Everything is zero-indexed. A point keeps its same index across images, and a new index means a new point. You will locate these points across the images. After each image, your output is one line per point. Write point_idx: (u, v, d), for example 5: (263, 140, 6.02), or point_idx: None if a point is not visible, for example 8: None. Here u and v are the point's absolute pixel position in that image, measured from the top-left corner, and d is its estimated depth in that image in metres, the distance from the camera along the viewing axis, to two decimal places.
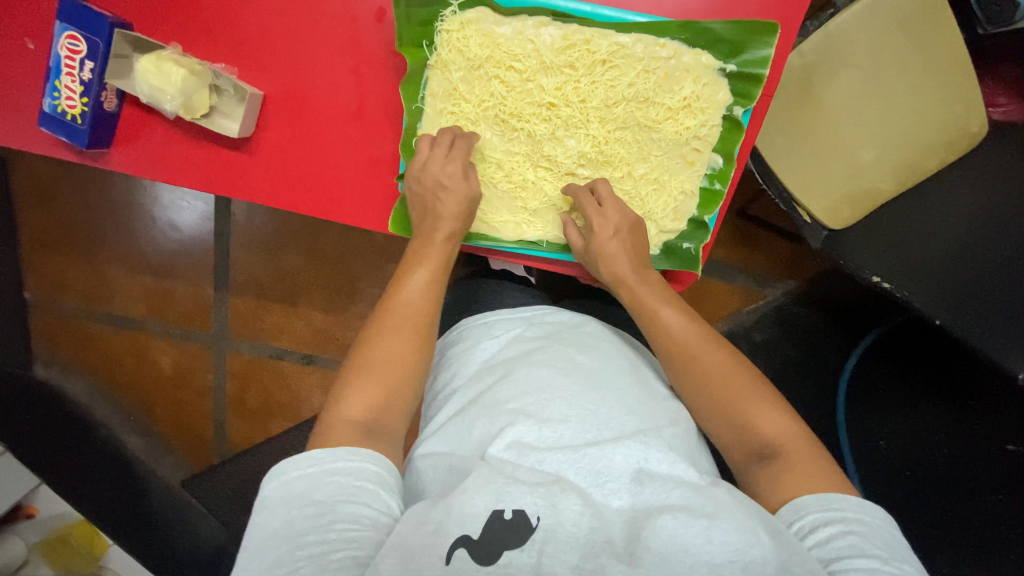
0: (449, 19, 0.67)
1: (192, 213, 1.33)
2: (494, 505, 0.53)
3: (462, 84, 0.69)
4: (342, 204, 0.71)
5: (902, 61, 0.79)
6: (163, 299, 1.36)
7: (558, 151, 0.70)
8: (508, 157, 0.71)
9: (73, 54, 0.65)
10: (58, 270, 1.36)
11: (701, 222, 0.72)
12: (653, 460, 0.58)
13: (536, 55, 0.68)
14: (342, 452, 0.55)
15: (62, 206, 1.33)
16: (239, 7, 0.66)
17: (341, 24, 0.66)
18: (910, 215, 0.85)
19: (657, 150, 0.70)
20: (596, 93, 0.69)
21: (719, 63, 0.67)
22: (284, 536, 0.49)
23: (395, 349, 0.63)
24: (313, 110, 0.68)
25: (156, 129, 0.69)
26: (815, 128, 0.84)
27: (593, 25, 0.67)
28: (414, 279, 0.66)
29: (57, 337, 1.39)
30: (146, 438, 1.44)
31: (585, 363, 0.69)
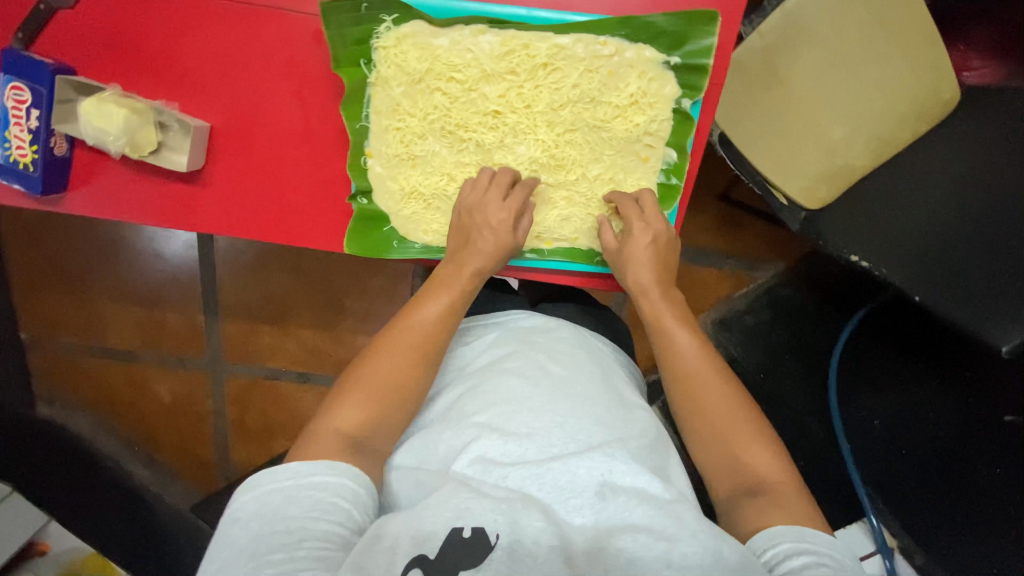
0: (385, 36, 0.67)
1: (175, 242, 1.33)
2: (453, 523, 0.54)
3: (405, 99, 0.69)
4: (298, 229, 0.73)
5: (861, 35, 0.78)
6: (155, 329, 1.37)
7: (508, 159, 0.71)
8: (459, 168, 0.71)
9: (19, 104, 0.66)
10: (49, 308, 1.37)
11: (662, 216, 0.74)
12: (617, 472, 0.60)
13: (477, 65, 0.68)
14: (322, 465, 0.56)
15: (46, 245, 1.33)
16: (177, 42, 0.67)
17: (279, 50, 0.68)
18: (887, 191, 0.84)
19: (610, 149, 0.71)
20: (541, 98, 0.69)
21: (663, 56, 0.68)
22: (253, 553, 0.50)
23: (394, 370, 0.63)
24: (261, 139, 0.70)
25: (110, 170, 0.71)
26: (773, 109, 0.83)
27: (531, 29, 0.67)
28: (433, 306, 0.66)
29: (56, 374, 1.41)
30: (153, 466, 1.46)
31: (555, 373, 0.70)
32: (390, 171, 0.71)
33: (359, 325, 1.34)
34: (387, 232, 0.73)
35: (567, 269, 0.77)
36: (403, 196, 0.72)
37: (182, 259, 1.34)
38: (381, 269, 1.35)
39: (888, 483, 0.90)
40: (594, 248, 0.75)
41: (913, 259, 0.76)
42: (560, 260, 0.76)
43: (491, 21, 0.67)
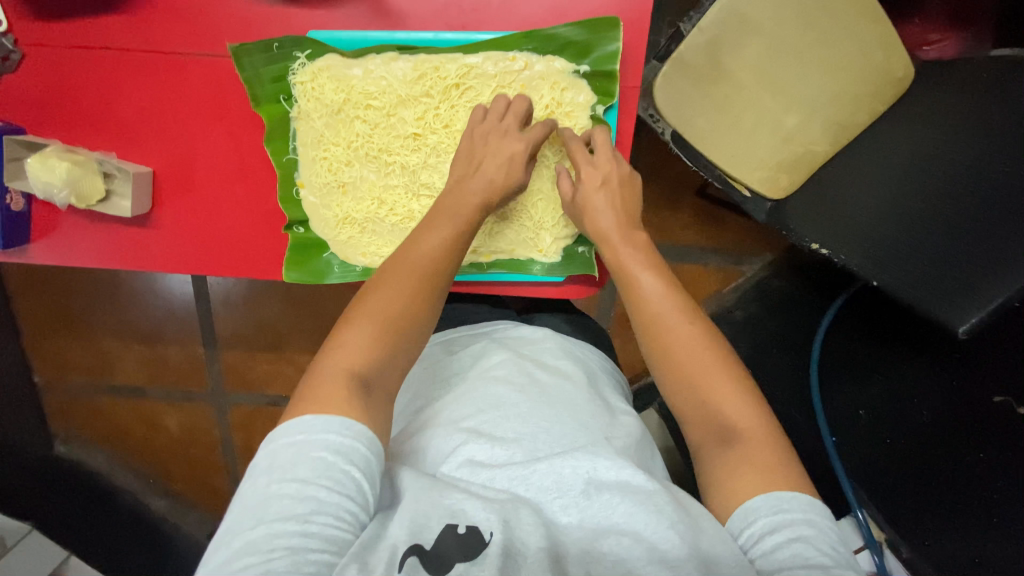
0: (301, 71, 0.70)
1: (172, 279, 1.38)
2: (450, 519, 0.51)
3: (328, 130, 0.72)
4: (247, 261, 0.75)
5: (797, 21, 0.76)
6: (159, 364, 1.42)
7: (435, 178, 0.72)
8: (388, 192, 0.73)
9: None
10: (59, 352, 1.43)
11: None
12: (601, 471, 0.56)
13: (392, 91, 0.70)
14: (338, 424, 0.51)
15: (50, 292, 1.39)
16: (112, 94, 0.71)
17: (207, 93, 0.71)
18: (850, 177, 0.82)
19: (533, 160, 0.73)
20: (458, 117, 0.71)
21: (573, 65, 0.69)
22: (260, 518, 0.47)
23: (404, 299, 0.59)
24: (200, 178, 0.73)
25: (68, 220, 0.75)
26: (715, 104, 0.81)
27: (440, 52, 0.69)
28: (434, 239, 0.63)
29: (71, 414, 1.47)
30: (169, 498, 1.51)
31: (542, 379, 0.67)
32: (323, 200, 0.74)
33: None
34: (328, 257, 0.75)
35: (509, 281, 0.78)
36: (337, 223, 0.74)
37: (177, 294, 1.37)
38: None
39: (876, 476, 0.89)
40: (533, 256, 0.76)
41: (872, 242, 0.75)
42: (500, 271, 0.77)
43: (399, 48, 0.69)
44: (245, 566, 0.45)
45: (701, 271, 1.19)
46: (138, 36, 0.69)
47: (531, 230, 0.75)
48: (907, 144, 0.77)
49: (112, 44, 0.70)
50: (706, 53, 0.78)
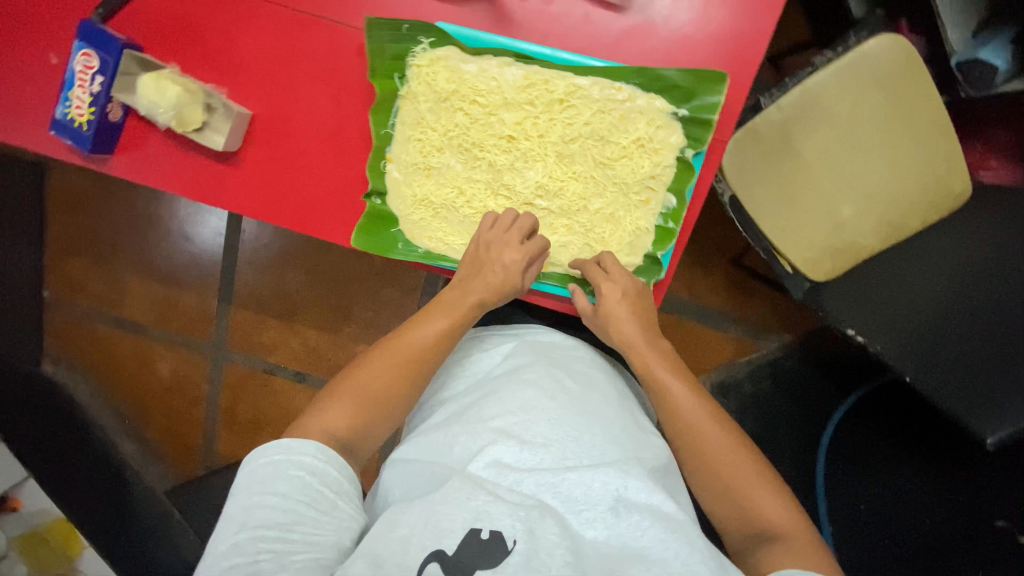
0: (420, 55, 0.73)
1: (205, 228, 1.36)
2: (472, 524, 0.53)
3: (429, 114, 0.75)
4: (318, 219, 0.77)
5: (874, 121, 0.81)
6: (168, 307, 1.40)
7: (517, 181, 0.75)
8: (469, 184, 0.76)
9: (86, 69, 0.72)
10: (74, 274, 1.42)
11: (654, 257, 0.74)
12: (628, 494, 0.57)
13: (499, 92, 0.74)
14: (313, 448, 0.57)
15: (85, 213, 1.40)
16: (237, 36, 0.75)
17: (326, 55, 0.74)
18: (895, 271, 0.84)
19: (612, 187, 0.74)
20: (554, 130, 0.74)
21: (672, 107, 0.71)
22: (243, 523, 0.53)
23: (391, 379, 0.65)
24: (295, 131, 0.76)
25: (154, 141, 0.76)
26: (784, 179, 0.84)
27: (553, 67, 0.72)
28: (429, 326, 0.68)
29: (69, 338, 1.46)
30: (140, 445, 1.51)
31: (573, 389, 0.67)
32: (405, 178, 0.76)
33: (362, 334, 1.35)
34: (395, 233, 0.76)
35: (557, 295, 0.76)
36: (414, 202, 0.76)
37: (205, 243, 1.37)
38: (389, 282, 1.35)
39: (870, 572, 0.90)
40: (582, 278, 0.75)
41: (905, 337, 0.77)
42: (552, 283, 0.76)
43: (515, 56, 0.72)
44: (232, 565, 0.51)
45: (720, 339, 1.20)
46: None
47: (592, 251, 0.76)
48: (957, 265, 0.80)
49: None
50: (781, 129, 0.82)
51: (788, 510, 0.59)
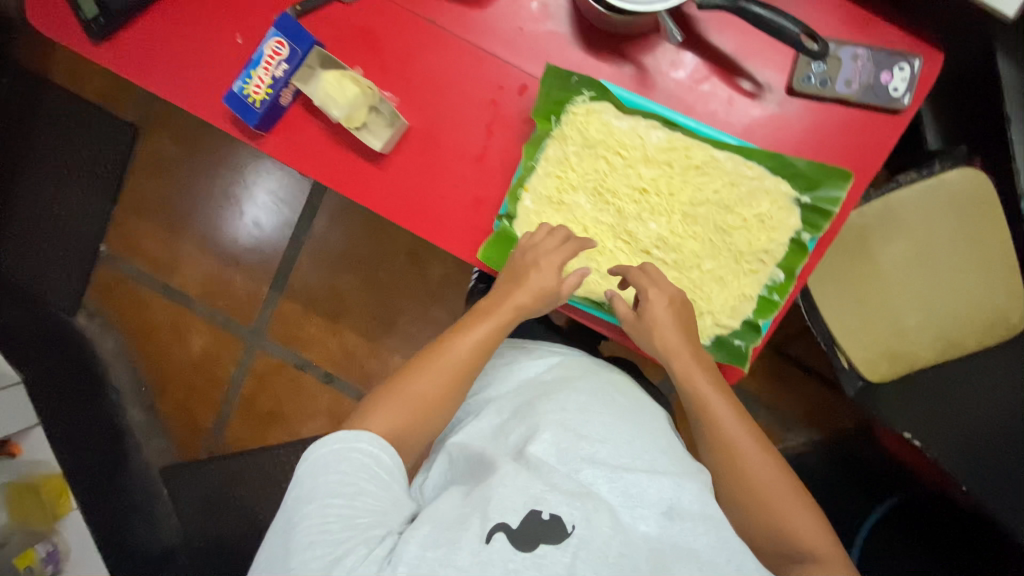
0: (578, 105, 0.62)
1: (275, 218, 1.39)
2: (531, 505, 0.55)
3: (574, 155, 0.63)
4: (445, 235, 0.67)
5: (950, 242, 0.87)
6: (218, 286, 1.42)
7: (639, 231, 0.63)
8: (593, 225, 0.63)
9: (274, 55, 0.64)
10: (136, 235, 1.43)
11: (754, 325, 0.63)
12: (685, 502, 0.57)
13: (640, 146, 0.62)
14: (366, 435, 0.56)
15: (166, 181, 1.40)
16: (414, 50, 0.66)
17: (486, 88, 0.66)
18: (952, 384, 0.88)
19: (728, 257, 0.62)
20: (686, 189, 0.62)
21: (794, 193, 0.61)
22: (311, 497, 0.53)
23: (444, 395, 0.60)
24: (442, 148, 0.67)
25: (311, 128, 0.68)
26: (859, 279, 0.89)
27: (695, 139, 0.61)
28: (473, 331, 0.62)
29: (111, 294, 1.46)
30: (147, 415, 1.49)
31: (623, 400, 0.67)
32: (536, 210, 0.65)
33: (401, 348, 1.37)
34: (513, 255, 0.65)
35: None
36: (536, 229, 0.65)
37: (272, 231, 1.40)
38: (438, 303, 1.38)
39: None
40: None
41: (955, 446, 0.85)
42: None
43: (664, 120, 0.61)
44: (304, 530, 0.51)
45: None
46: (453, 18, 0.65)
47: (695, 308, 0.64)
48: (1008, 391, 0.86)
49: (427, 14, 0.65)
50: (859, 234, 0.89)
51: (827, 534, 0.57)
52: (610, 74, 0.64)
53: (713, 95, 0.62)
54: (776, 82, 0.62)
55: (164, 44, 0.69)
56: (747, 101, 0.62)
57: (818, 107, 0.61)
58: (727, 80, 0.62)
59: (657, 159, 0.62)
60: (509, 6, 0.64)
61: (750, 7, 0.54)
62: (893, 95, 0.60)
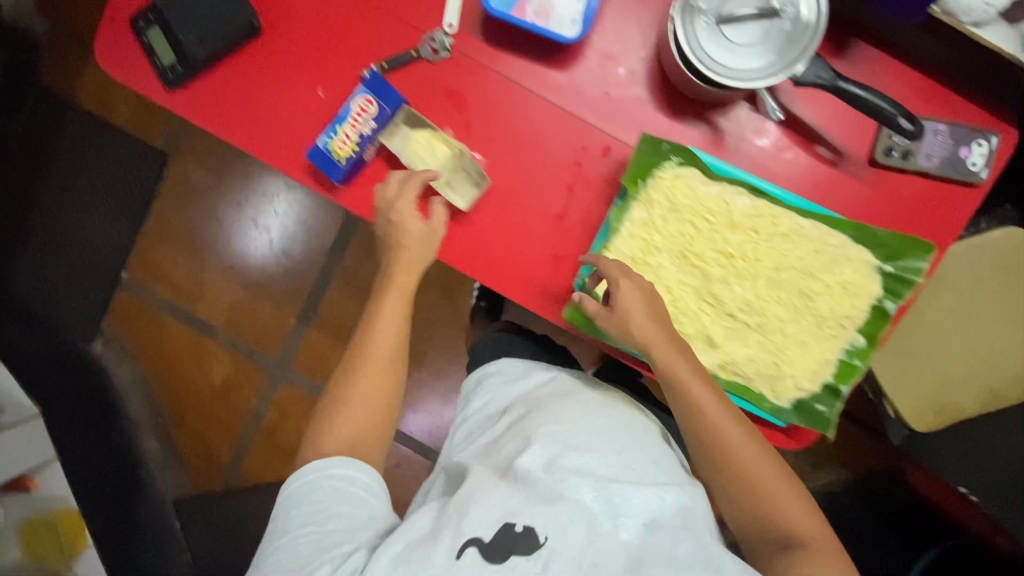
0: (665, 170, 0.63)
1: (306, 247, 1.38)
2: (505, 517, 0.55)
3: (661, 219, 0.63)
4: (524, 293, 0.68)
5: (991, 297, 0.89)
6: (244, 316, 1.40)
7: (724, 295, 0.63)
8: (678, 287, 0.64)
9: (361, 112, 0.64)
10: (161, 262, 1.39)
11: (833, 389, 0.64)
12: (666, 514, 0.57)
13: (726, 212, 0.63)
14: (338, 459, 0.60)
15: (195, 209, 1.37)
16: (498, 109, 0.66)
17: (569, 149, 0.66)
18: (998, 434, 0.90)
19: (810, 321, 0.63)
20: (772, 255, 0.63)
21: (877, 261, 0.62)
22: (288, 530, 0.58)
23: (382, 387, 0.65)
24: (523, 206, 0.67)
25: (390, 182, 0.67)
26: (905, 330, 0.92)
27: (782, 206, 0.62)
28: (393, 315, 0.67)
29: (131, 322, 1.42)
30: (163, 447, 1.44)
31: (608, 411, 0.68)
32: None
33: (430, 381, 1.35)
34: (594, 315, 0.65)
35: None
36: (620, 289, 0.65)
37: (303, 259, 1.38)
38: None
39: None
40: (762, 393, 0.65)
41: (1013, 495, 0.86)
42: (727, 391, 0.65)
43: (751, 188, 0.62)
44: (283, 559, 0.56)
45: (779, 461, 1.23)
46: (539, 80, 0.66)
47: (776, 370, 0.64)
48: None
49: (513, 74, 0.66)
50: None
51: (815, 518, 0.57)
52: (693, 140, 0.65)
53: (795, 163, 0.64)
54: (857, 152, 0.63)
55: (241, 94, 0.68)
56: (830, 169, 0.63)
57: (898, 177, 0.63)
58: (808, 149, 0.64)
59: (743, 225, 0.63)
60: (596, 69, 0.65)
61: (851, 87, 0.55)
62: (972, 169, 0.61)
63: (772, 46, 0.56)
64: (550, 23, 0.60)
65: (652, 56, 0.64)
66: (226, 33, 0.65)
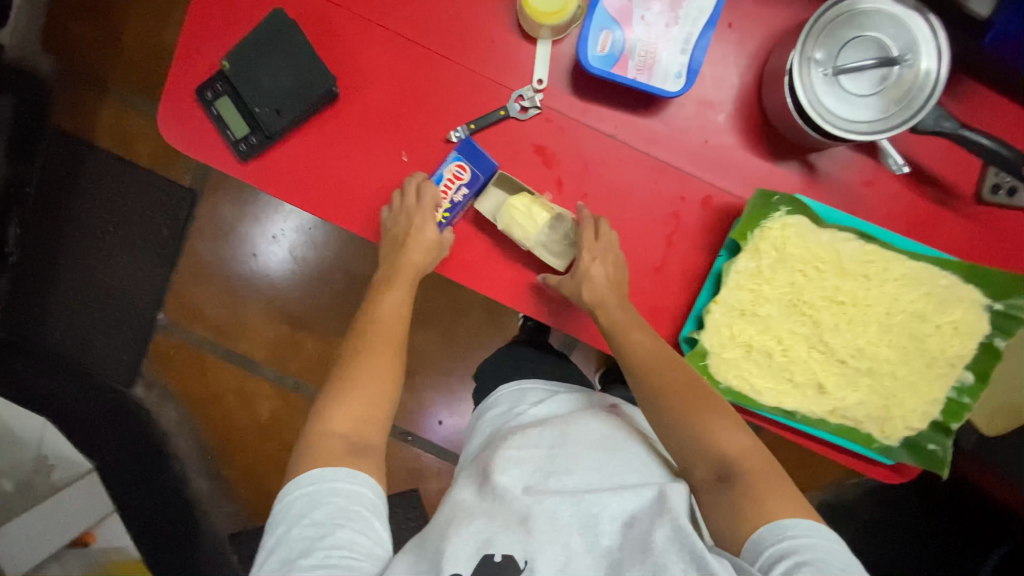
0: (773, 220, 0.61)
1: (360, 262, 1.18)
2: (483, 549, 0.50)
3: (769, 267, 0.62)
4: None
5: None
6: (290, 347, 1.19)
7: (835, 341, 0.63)
8: (788, 336, 0.63)
9: (454, 179, 0.63)
10: (201, 300, 1.18)
11: (943, 426, 0.65)
12: (644, 507, 0.51)
13: (835, 257, 0.62)
14: (342, 472, 0.50)
15: (237, 234, 1.18)
16: (591, 162, 0.64)
17: (667, 199, 0.64)
18: None
19: (919, 362, 0.63)
20: (882, 300, 0.62)
21: (986, 299, 0.62)
22: (284, 559, 0.46)
23: (383, 370, 0.58)
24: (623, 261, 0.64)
25: (482, 243, 0.65)
26: None
27: (891, 249, 0.61)
28: (388, 301, 0.63)
29: (176, 366, 1.18)
30: (216, 481, 1.20)
31: (594, 415, 0.60)
32: (725, 321, 0.63)
33: None
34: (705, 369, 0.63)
35: (835, 443, 0.66)
36: (728, 341, 0.63)
37: (355, 277, 1.19)
38: None
39: None
40: (872, 433, 0.65)
41: None
42: (837, 435, 0.65)
43: (862, 232, 0.61)
44: None
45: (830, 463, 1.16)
46: (633, 131, 0.63)
47: (886, 411, 0.64)
48: None
49: (606, 126, 0.63)
50: None
51: (744, 440, 0.52)
52: (795, 185, 0.63)
53: (898, 204, 0.63)
54: (961, 189, 0.63)
55: (320, 162, 0.64)
56: (935, 207, 0.63)
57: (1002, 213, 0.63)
58: (911, 188, 0.63)
59: (854, 271, 0.62)
60: (693, 116, 0.63)
61: (976, 136, 0.53)
62: None
63: (887, 98, 0.56)
64: (654, 78, 0.59)
65: (749, 101, 0.63)
66: (303, 98, 0.62)
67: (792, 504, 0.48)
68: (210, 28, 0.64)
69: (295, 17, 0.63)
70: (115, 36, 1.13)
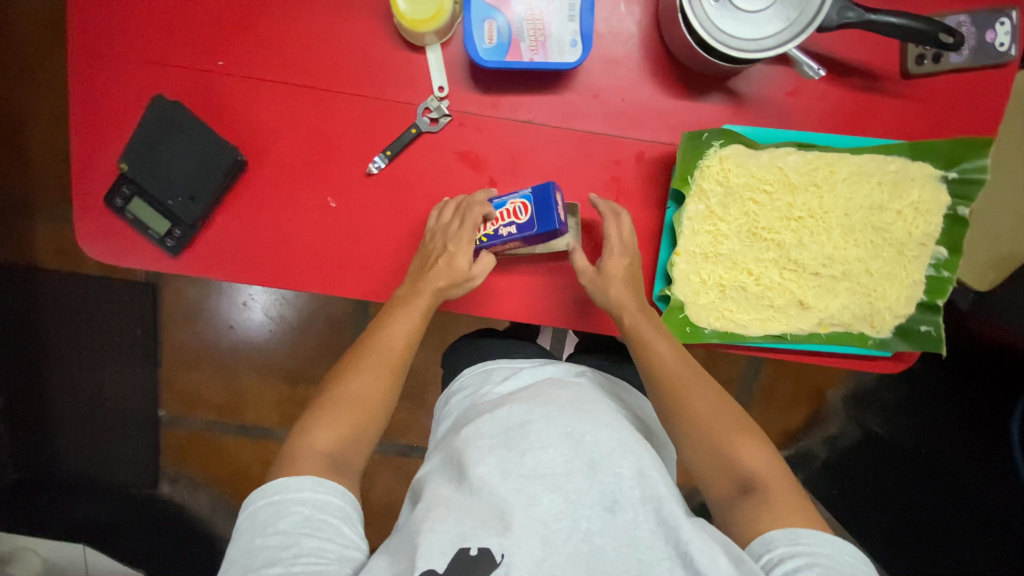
0: (710, 156, 0.60)
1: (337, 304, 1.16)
2: (458, 543, 0.44)
3: (719, 205, 0.61)
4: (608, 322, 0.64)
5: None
6: (297, 404, 1.16)
7: (805, 256, 0.62)
8: (758, 265, 0.63)
9: (511, 214, 0.59)
10: (194, 386, 1.15)
11: (931, 305, 0.64)
12: (626, 491, 0.46)
13: (781, 175, 0.61)
14: (309, 482, 0.48)
15: (208, 312, 1.15)
16: (518, 152, 0.62)
17: (603, 166, 0.62)
18: None
19: (890, 250, 0.63)
20: (837, 204, 0.62)
21: (939, 171, 0.62)
22: (247, 569, 0.43)
23: (377, 393, 0.55)
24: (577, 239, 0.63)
25: None
26: None
27: (833, 151, 0.61)
28: (393, 328, 0.58)
29: (188, 451, 1.15)
30: None
31: (572, 391, 0.55)
32: (693, 270, 0.62)
33: None
34: (685, 320, 0.63)
35: (833, 352, 0.66)
36: (702, 288, 0.62)
37: (338, 318, 1.16)
38: None
39: None
40: (864, 331, 0.64)
41: None
42: (834, 343, 0.65)
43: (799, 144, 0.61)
44: None
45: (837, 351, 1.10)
46: (549, 108, 0.62)
47: (873, 306, 0.63)
48: None
49: (521, 112, 0.62)
50: None
51: (769, 458, 0.51)
52: (724, 114, 0.62)
53: (829, 103, 0.62)
54: (885, 71, 0.62)
55: (251, 230, 0.62)
56: (865, 95, 0.62)
57: (931, 83, 0.62)
58: (837, 83, 0.61)
59: (802, 182, 0.61)
60: (603, 77, 0.61)
61: (882, 17, 0.53)
62: (1001, 50, 0.60)
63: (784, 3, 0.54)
64: (550, 54, 0.57)
65: (653, 47, 0.61)
66: (214, 173, 0.60)
67: (807, 520, 0.47)
68: (99, 134, 0.61)
69: (180, 97, 0.61)
70: (27, 159, 1.09)
